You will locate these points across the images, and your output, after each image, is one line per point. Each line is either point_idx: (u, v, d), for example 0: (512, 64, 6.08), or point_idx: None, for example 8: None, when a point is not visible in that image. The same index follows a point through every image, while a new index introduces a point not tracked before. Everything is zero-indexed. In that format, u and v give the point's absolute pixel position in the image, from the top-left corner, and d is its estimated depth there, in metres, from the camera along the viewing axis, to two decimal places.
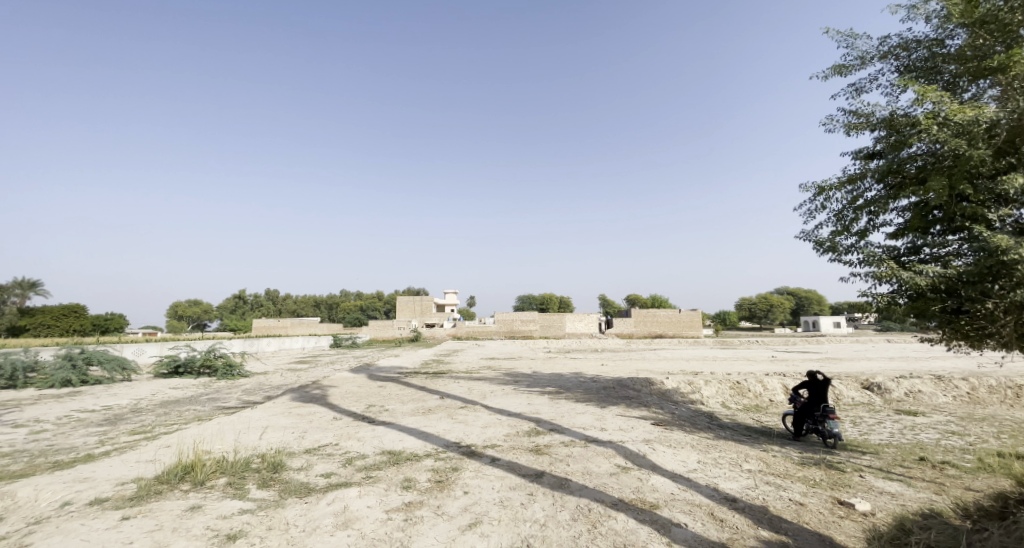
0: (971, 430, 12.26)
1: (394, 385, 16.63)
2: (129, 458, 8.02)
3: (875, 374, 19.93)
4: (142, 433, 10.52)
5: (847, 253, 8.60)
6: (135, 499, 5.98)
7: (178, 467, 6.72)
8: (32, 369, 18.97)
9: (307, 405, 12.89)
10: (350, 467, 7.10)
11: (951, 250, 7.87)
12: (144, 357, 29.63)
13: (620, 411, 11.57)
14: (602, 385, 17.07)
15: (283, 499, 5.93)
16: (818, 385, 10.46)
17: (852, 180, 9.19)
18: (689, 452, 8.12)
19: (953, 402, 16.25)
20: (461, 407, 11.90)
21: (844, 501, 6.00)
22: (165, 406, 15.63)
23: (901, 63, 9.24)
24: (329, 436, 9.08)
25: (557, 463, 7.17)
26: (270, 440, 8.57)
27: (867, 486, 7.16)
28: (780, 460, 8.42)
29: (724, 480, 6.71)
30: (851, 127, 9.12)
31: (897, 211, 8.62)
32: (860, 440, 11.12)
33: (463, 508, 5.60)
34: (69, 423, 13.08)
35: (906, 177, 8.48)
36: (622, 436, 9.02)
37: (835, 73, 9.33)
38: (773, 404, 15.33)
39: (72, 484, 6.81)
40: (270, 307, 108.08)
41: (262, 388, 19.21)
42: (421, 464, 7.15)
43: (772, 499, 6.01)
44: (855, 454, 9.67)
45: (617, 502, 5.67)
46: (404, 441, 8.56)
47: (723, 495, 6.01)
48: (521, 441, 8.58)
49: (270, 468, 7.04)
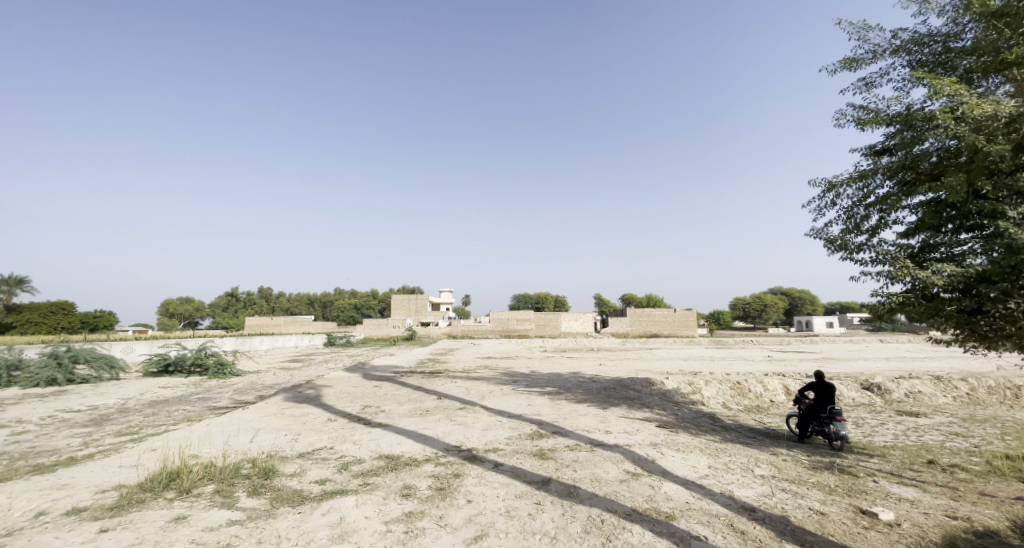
0: (976, 432, 12.06)
1: (390, 386, 16.27)
2: (112, 462, 7.61)
3: (874, 375, 19.72)
4: (128, 436, 10.09)
5: (858, 252, 8.35)
6: (115, 509, 5.60)
7: (162, 474, 6.34)
8: (16, 368, 18.42)
9: (300, 406, 12.52)
10: (346, 473, 6.76)
11: (967, 248, 7.65)
12: (133, 355, 28.97)
13: (623, 413, 11.27)
14: (601, 385, 16.77)
15: (274, 509, 5.58)
16: (824, 387, 10.21)
17: (862, 177, 8.91)
18: (699, 457, 7.82)
19: (954, 403, 16.08)
20: (460, 408, 11.56)
21: (866, 510, 5.74)
22: (153, 406, 15.18)
23: (914, 58, 8.93)
24: (323, 439, 8.71)
25: (564, 469, 6.84)
26: (261, 444, 8.20)
27: (883, 492, 6.88)
28: (791, 464, 8.13)
29: (739, 487, 6.43)
30: (861, 123, 8.85)
31: (910, 209, 8.36)
32: (865, 442, 10.88)
33: (467, 518, 5.28)
34: (53, 424, 12.61)
35: (920, 174, 8.20)
36: (628, 439, 8.72)
37: (844, 67, 9.08)
38: (774, 404, 15.09)
39: (48, 492, 6.40)
40: (263, 305, 108.21)
41: (254, 387, 18.78)
42: (421, 470, 6.81)
43: (791, 508, 5.71)
44: (862, 457, 9.39)
45: (631, 512, 5.36)
46: (402, 445, 8.20)
47: (740, 504, 5.73)
48: (524, 444, 8.26)
49: (261, 474, 6.67)
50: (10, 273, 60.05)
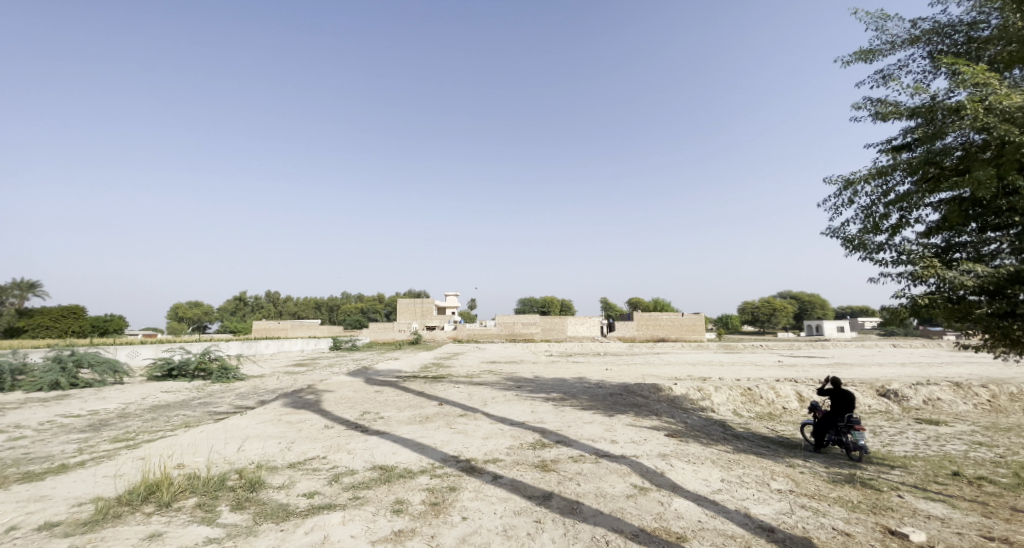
0: (1000, 441, 11.49)
1: (392, 390, 15.93)
2: (95, 472, 7.29)
3: (891, 381, 19.03)
4: (123, 442, 9.82)
5: (879, 251, 7.90)
6: (89, 524, 5.27)
7: (141, 486, 6.00)
8: (20, 371, 18.33)
9: (298, 412, 12.15)
10: (336, 486, 6.40)
11: (995, 248, 7.21)
12: (138, 358, 28.85)
13: (629, 421, 10.83)
14: (608, 391, 16.31)
15: (256, 525, 5.22)
16: (842, 394, 9.63)
17: (881, 173, 8.43)
18: (710, 469, 7.36)
19: (975, 410, 15.42)
20: (461, 415, 11.15)
21: (895, 531, 5.29)
22: (152, 411, 14.94)
23: (933, 49, 8.46)
24: (317, 447, 8.35)
25: (567, 483, 6.44)
26: (250, 453, 7.83)
27: (910, 509, 6.41)
28: (809, 478, 7.64)
29: (755, 503, 6.00)
30: (880, 116, 8.41)
31: (933, 206, 7.89)
32: (884, 452, 10.34)
33: (461, 538, 4.90)
34: (50, 430, 12.37)
35: (944, 169, 7.72)
36: (636, 450, 8.26)
37: (860, 59, 8.68)
38: (787, 411, 14.52)
39: (25, 504, 6.10)
40: (270, 307, 108.67)
41: (256, 392, 18.50)
42: (415, 483, 6.43)
43: (813, 528, 5.27)
44: (883, 468, 8.85)
45: (639, 533, 4.96)
46: (398, 455, 7.81)
47: (758, 523, 5.29)
48: (526, 455, 7.82)
49: (247, 486, 6.32)
50: (22, 277, 60.77)
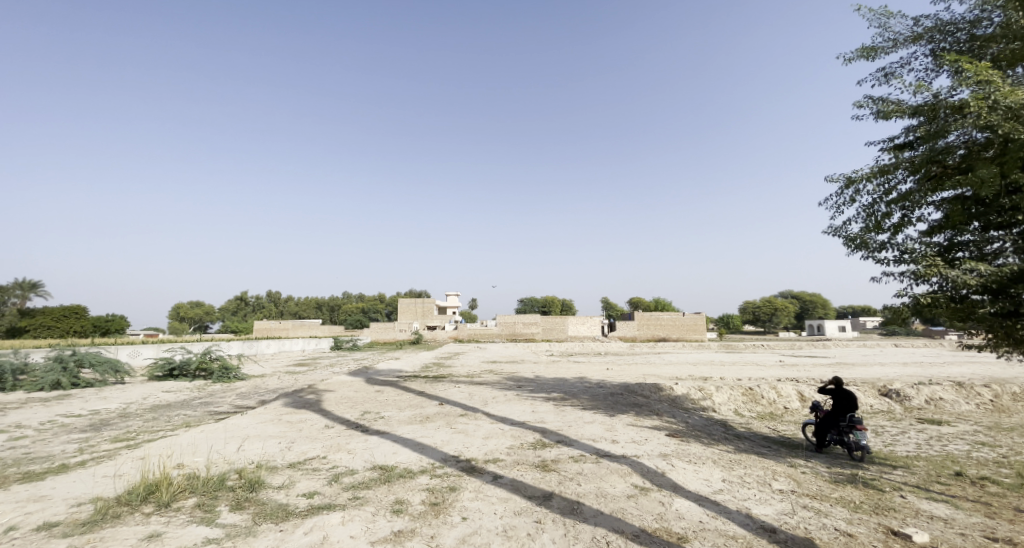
0: (1003, 441, 11.44)
1: (392, 390, 15.90)
2: (95, 472, 7.27)
3: (893, 381, 18.98)
4: (123, 442, 9.81)
5: (881, 250, 7.85)
6: (87, 525, 5.25)
7: (141, 486, 5.98)
8: (21, 371, 18.34)
9: (298, 412, 12.14)
10: (336, 486, 6.38)
11: (998, 247, 7.16)
12: (140, 358, 28.87)
13: (630, 420, 10.80)
14: (609, 391, 16.28)
15: (255, 526, 5.20)
16: (844, 394, 9.59)
17: (883, 171, 8.39)
18: (711, 470, 7.33)
19: (978, 410, 15.36)
20: (462, 415, 11.12)
21: (898, 532, 5.25)
22: (153, 411, 14.92)
23: (936, 47, 8.41)
24: (317, 447, 8.34)
25: (567, 483, 6.42)
26: (250, 453, 7.81)
27: (912, 510, 6.37)
28: (811, 478, 7.60)
29: (756, 504, 5.96)
30: (882, 114, 8.36)
31: (935, 205, 7.84)
32: (886, 452, 10.29)
33: (460, 538, 4.87)
34: (51, 430, 12.37)
35: (946, 168, 7.68)
36: (636, 450, 8.23)
37: (862, 56, 8.64)
38: (788, 411, 14.47)
39: (24, 504, 6.09)
40: (271, 307, 108.76)
41: (256, 391, 18.47)
42: (415, 483, 6.41)
43: (815, 529, 5.23)
44: (885, 469, 8.81)
45: (640, 534, 4.93)
46: (398, 455, 7.79)
47: (760, 524, 5.26)
48: (526, 455, 7.80)
49: (247, 486, 6.31)
50: (24, 277, 60.94)
